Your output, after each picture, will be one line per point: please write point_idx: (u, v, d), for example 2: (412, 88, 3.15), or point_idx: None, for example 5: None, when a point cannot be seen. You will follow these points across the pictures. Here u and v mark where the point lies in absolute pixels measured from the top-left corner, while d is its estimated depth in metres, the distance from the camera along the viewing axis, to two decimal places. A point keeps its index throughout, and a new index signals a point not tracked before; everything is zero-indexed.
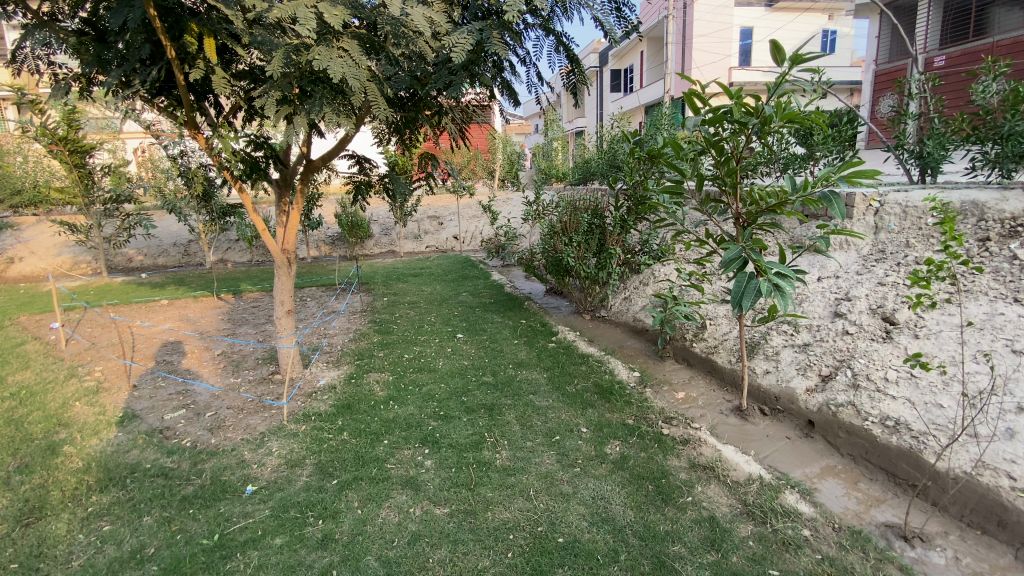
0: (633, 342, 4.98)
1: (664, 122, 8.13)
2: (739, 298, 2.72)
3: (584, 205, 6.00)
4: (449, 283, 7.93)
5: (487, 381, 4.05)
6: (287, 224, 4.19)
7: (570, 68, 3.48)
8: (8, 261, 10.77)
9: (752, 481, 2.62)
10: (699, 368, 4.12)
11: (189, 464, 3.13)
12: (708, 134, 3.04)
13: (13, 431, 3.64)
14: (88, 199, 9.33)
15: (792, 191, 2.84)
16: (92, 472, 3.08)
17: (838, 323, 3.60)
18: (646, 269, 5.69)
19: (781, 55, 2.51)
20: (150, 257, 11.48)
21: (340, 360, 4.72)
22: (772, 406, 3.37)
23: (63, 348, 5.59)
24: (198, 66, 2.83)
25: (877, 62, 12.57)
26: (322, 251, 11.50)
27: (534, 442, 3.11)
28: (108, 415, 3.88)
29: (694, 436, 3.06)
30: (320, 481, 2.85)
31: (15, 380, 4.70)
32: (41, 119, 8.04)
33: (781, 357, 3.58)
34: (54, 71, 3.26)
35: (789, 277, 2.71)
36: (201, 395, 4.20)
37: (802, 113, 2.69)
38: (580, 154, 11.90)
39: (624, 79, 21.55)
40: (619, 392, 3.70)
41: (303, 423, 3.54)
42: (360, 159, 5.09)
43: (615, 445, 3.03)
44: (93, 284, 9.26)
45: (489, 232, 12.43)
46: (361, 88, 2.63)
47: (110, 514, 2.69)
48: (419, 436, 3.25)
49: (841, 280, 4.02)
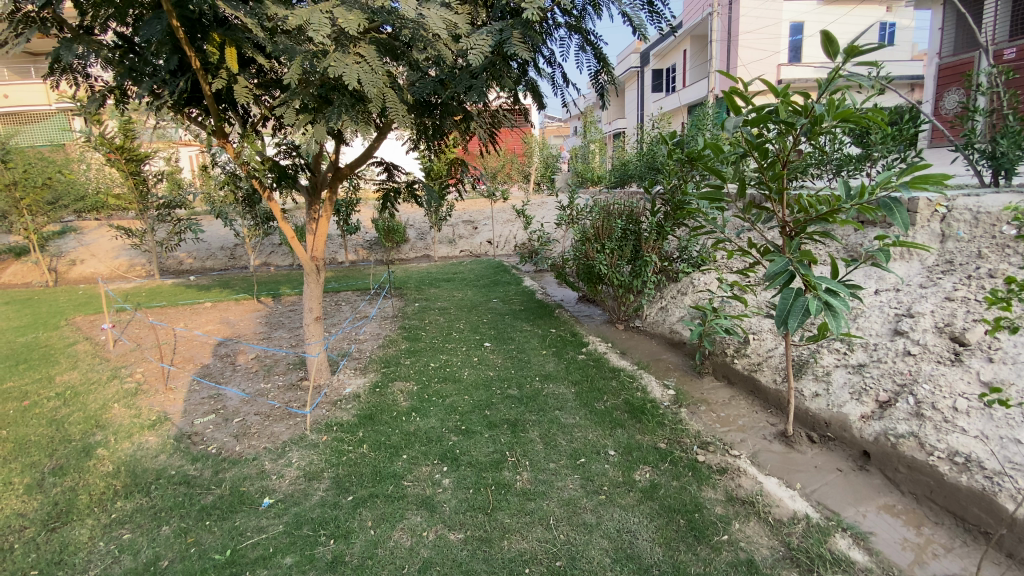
0: (669, 356, 4.73)
1: (707, 123, 7.78)
2: (784, 315, 2.43)
3: (619, 210, 5.76)
4: (481, 288, 7.84)
5: (513, 394, 3.90)
6: (316, 232, 4.18)
7: (599, 69, 3.31)
8: (71, 263, 11.49)
9: (797, 521, 2.35)
10: (741, 387, 3.84)
11: (211, 472, 3.13)
12: (750, 136, 2.77)
13: (54, 432, 3.78)
14: (143, 205, 9.81)
15: (846, 198, 2.53)
16: (120, 477, 3.14)
17: (898, 342, 3.26)
18: (684, 278, 5.41)
19: (835, 47, 2.24)
20: (198, 260, 11.99)
21: (367, 366, 4.68)
22: (822, 433, 3.07)
23: (111, 348, 5.83)
24: (221, 76, 2.85)
25: (941, 55, 11.70)
26: (360, 255, 11.68)
27: (557, 464, 2.94)
28: (142, 418, 3.98)
29: (732, 464, 2.81)
30: (336, 496, 2.78)
31: (63, 380, 4.91)
32: (99, 129, 8.49)
33: (832, 379, 3.27)
34: (91, 83, 3.36)
35: (843, 294, 2.39)
36: (231, 400, 4.24)
37: (858, 111, 2.42)
38: (618, 157, 11.60)
39: (664, 79, 20.96)
40: (652, 411, 3.48)
41: (325, 433, 3.49)
42: (389, 166, 5.05)
43: (644, 471, 2.82)
44: (145, 286, 9.71)
45: (523, 236, 12.30)
46: (377, 94, 2.56)
47: (131, 522, 2.70)
48: (438, 451, 3.14)
49: (902, 294, 3.66)
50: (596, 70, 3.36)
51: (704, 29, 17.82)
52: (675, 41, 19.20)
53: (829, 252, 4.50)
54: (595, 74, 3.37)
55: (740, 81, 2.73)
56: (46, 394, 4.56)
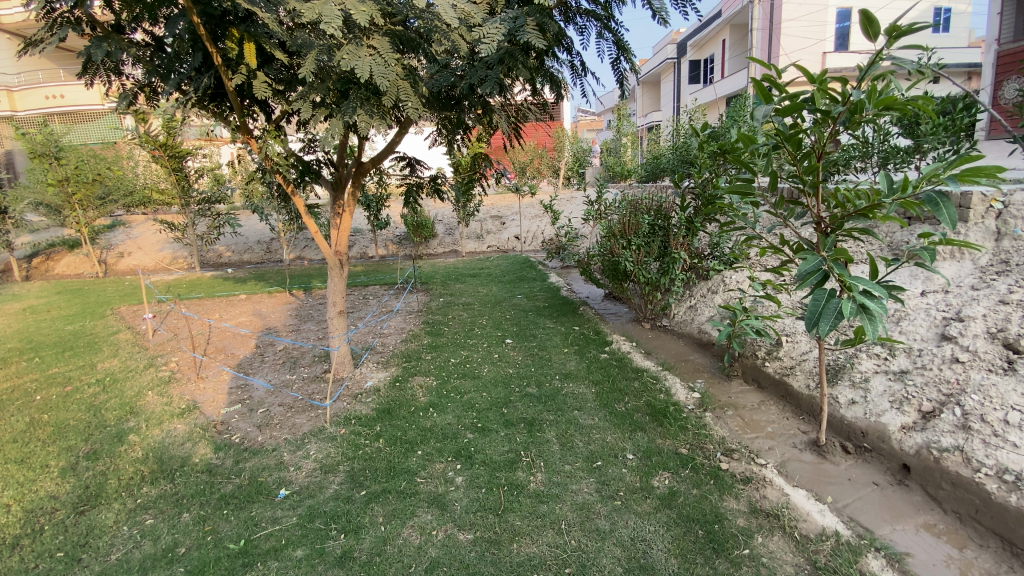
0: (697, 357, 4.55)
1: (745, 114, 7.48)
2: (815, 317, 2.21)
3: (648, 205, 5.58)
4: (506, 284, 7.78)
5: (531, 393, 3.84)
6: (340, 227, 4.19)
7: (621, 58, 3.20)
8: (119, 256, 12.08)
9: (826, 538, 2.20)
10: (772, 391, 3.66)
11: (232, 461, 3.18)
12: (783, 125, 2.58)
13: (91, 418, 3.96)
14: (185, 200, 10.17)
15: (888, 192, 2.32)
16: (148, 463, 3.24)
17: (945, 347, 3.03)
18: (715, 276, 5.20)
19: (875, 27, 2.05)
20: (236, 254, 12.39)
21: (389, 360, 4.71)
22: (857, 443, 2.88)
23: (149, 338, 6.07)
24: (240, 71, 2.88)
25: (1000, 41, 10.91)
26: (389, 250, 11.83)
27: (573, 466, 2.86)
28: (173, 406, 4.10)
29: (758, 474, 2.66)
30: (350, 491, 2.78)
31: (104, 368, 5.14)
32: (144, 127, 8.84)
33: (871, 386, 3.06)
34: (123, 81, 3.47)
35: (881, 295, 2.15)
36: (257, 390, 4.33)
37: (902, 98, 2.22)
38: (651, 151, 11.33)
39: (701, 70, 20.32)
40: (675, 415, 3.34)
41: (343, 427, 3.50)
42: (412, 161, 5.04)
43: (663, 478, 2.70)
44: (185, 279, 10.07)
45: (551, 231, 12.19)
46: (389, 86, 2.52)
47: (154, 508, 2.79)
48: (453, 448, 3.11)
49: (951, 296, 3.41)
50: (619, 58, 3.24)
51: (744, 18, 17.16)
52: (713, 31, 18.59)
53: (870, 251, 4.24)
54: (619, 63, 3.26)
55: (773, 67, 2.55)
56: (87, 381, 4.78)
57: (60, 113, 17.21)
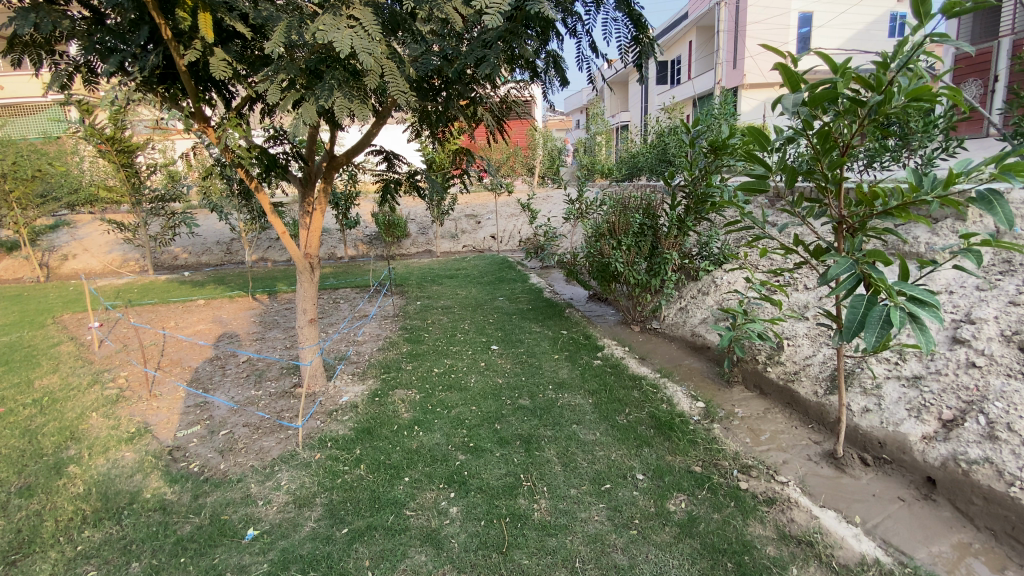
0: (692, 362, 4.38)
1: (721, 113, 7.42)
2: (856, 327, 2.02)
3: (636, 204, 5.38)
4: (486, 286, 7.49)
5: (524, 405, 3.57)
6: (310, 227, 3.81)
7: (633, 36, 2.96)
8: (63, 259, 11.22)
9: (868, 567, 2.02)
10: (776, 399, 3.49)
11: (191, 496, 2.78)
12: (804, 117, 2.36)
13: (25, 445, 3.47)
14: (136, 198, 9.44)
15: (926, 188, 2.13)
16: (91, 500, 2.81)
17: (958, 351, 2.92)
18: (705, 276, 5.05)
19: (927, 6, 1.98)
20: (193, 255, 11.66)
21: (366, 372, 4.34)
22: (875, 455, 2.73)
23: (95, 350, 5.50)
24: (196, 47, 2.48)
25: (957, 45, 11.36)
26: (360, 250, 11.35)
27: (579, 490, 2.61)
28: (121, 430, 3.64)
29: (781, 494, 2.47)
30: (330, 529, 2.44)
31: (41, 385, 4.59)
32: (88, 119, 8.01)
33: (884, 393, 2.92)
34: (55, 61, 2.98)
35: (927, 300, 1.96)
36: (219, 409, 3.90)
37: (937, 87, 2.05)
38: (626, 149, 11.25)
39: (669, 70, 20.48)
40: (681, 427, 3.12)
41: (318, 450, 3.14)
42: (389, 155, 4.67)
43: (679, 501, 2.48)
44: (137, 283, 9.33)
45: (528, 230, 11.95)
46: (374, 63, 2.19)
47: (98, 557, 2.39)
48: (444, 473, 2.80)
49: (957, 296, 3.31)
50: (629, 40, 2.97)
51: (711, 20, 17.21)
52: (681, 31, 18.65)
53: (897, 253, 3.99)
54: (628, 46, 2.99)
55: (792, 55, 2.32)
56: (21, 401, 4.23)
57: None
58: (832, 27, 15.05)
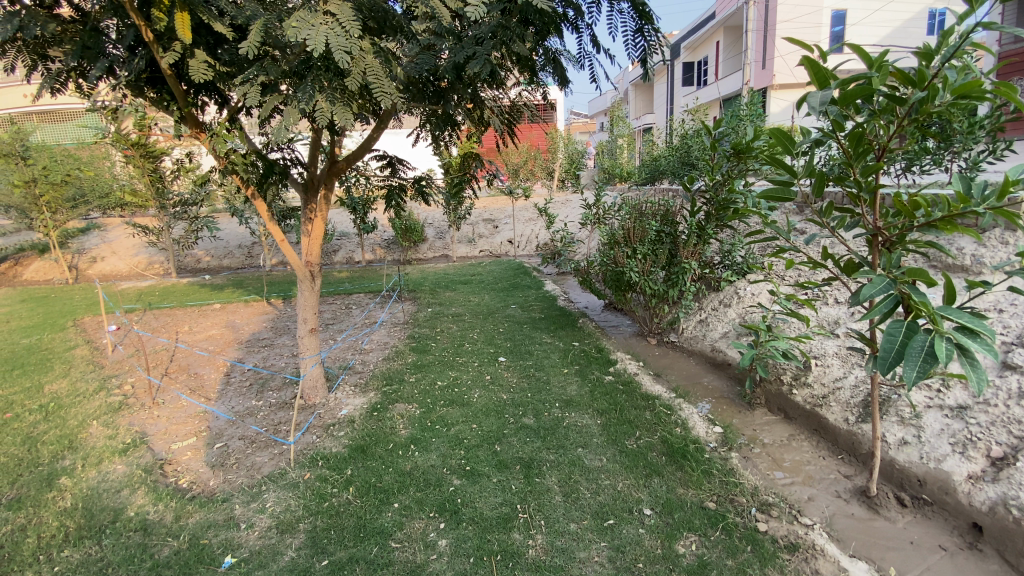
0: (711, 380, 4.10)
1: (747, 115, 7.08)
2: (892, 359, 1.76)
3: (653, 210, 5.13)
4: (499, 293, 7.31)
5: (528, 424, 3.37)
6: (310, 235, 3.69)
7: (643, 29, 2.73)
8: (91, 261, 11.51)
9: None
10: (803, 424, 3.20)
11: (173, 517, 2.66)
12: (833, 117, 2.09)
13: (23, 453, 3.43)
14: (159, 202, 9.58)
15: (976, 200, 1.85)
16: (75, 516, 2.71)
17: (1010, 379, 2.61)
18: (726, 287, 4.76)
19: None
20: (215, 258, 11.84)
21: (368, 384, 4.19)
22: (913, 494, 2.43)
23: (107, 355, 5.52)
24: (175, 48, 2.38)
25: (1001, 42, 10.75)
26: (377, 254, 11.33)
27: (580, 525, 2.39)
28: (118, 440, 3.58)
29: (805, 539, 2.21)
30: (310, 559, 2.28)
31: (50, 390, 4.59)
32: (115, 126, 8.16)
33: (924, 424, 2.62)
34: (49, 66, 2.93)
35: (979, 331, 1.69)
36: (216, 420, 3.81)
37: (988, 82, 1.78)
38: (648, 151, 10.94)
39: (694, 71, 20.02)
40: (695, 455, 2.87)
41: (309, 470, 2.99)
42: (394, 160, 4.53)
43: (689, 542, 2.24)
44: (159, 286, 9.47)
45: (546, 235, 11.76)
46: (350, 60, 2.04)
47: None
48: (437, 500, 2.62)
49: (1010, 316, 2.98)
50: (636, 34, 2.75)
51: (738, 20, 16.74)
52: (707, 32, 18.20)
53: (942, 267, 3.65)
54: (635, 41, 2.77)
55: (818, 46, 2.05)
56: (28, 406, 4.23)
57: (40, 112, 16.72)
58: (866, 25, 14.43)
